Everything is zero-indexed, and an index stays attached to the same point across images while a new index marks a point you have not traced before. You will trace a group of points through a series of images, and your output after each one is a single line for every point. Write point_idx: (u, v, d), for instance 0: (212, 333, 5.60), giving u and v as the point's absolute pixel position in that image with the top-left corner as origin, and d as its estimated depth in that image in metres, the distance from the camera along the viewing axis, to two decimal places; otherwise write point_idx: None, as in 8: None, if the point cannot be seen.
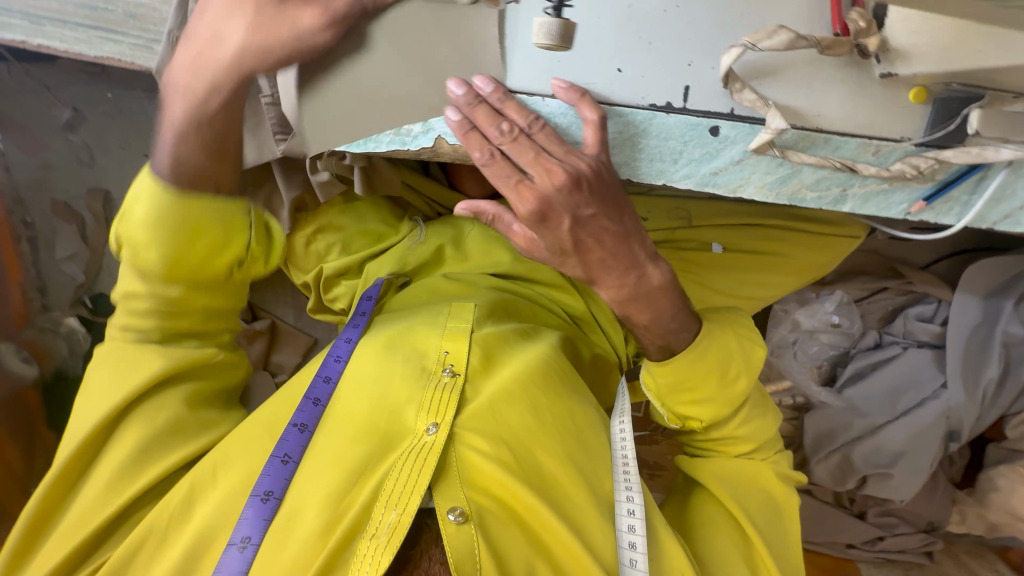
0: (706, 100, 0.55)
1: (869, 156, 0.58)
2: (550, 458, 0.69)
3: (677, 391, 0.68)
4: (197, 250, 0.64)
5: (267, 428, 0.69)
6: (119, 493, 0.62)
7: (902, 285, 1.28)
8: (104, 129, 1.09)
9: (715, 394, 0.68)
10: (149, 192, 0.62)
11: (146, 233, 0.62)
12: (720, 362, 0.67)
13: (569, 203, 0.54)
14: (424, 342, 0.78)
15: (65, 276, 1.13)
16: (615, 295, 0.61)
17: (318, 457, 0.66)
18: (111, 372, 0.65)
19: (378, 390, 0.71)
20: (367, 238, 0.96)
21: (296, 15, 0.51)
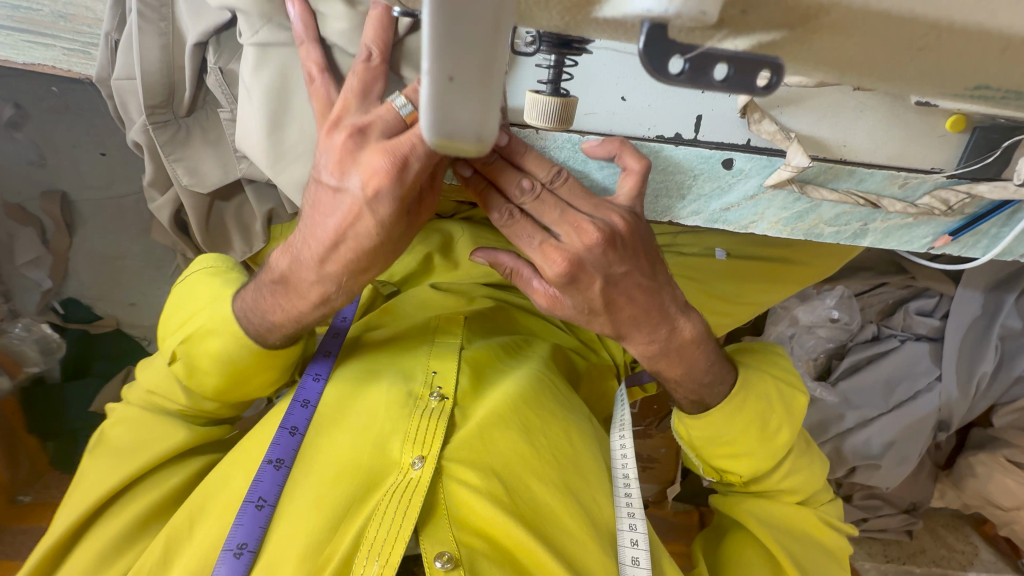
0: (720, 131, 0.52)
1: (895, 189, 0.53)
2: (544, 489, 0.65)
3: (716, 444, 0.70)
4: (244, 377, 0.65)
5: (242, 466, 0.65)
6: (120, 556, 0.62)
7: (904, 280, 1.23)
8: (53, 125, 0.98)
9: (754, 448, 0.69)
10: (219, 330, 0.62)
11: (213, 366, 0.64)
12: (759, 414, 0.68)
13: (604, 265, 0.49)
14: (411, 363, 0.74)
15: (29, 281, 1.06)
16: (645, 351, 0.60)
17: (294, 500, 0.61)
18: (130, 431, 0.69)
19: (361, 421, 0.67)
20: None
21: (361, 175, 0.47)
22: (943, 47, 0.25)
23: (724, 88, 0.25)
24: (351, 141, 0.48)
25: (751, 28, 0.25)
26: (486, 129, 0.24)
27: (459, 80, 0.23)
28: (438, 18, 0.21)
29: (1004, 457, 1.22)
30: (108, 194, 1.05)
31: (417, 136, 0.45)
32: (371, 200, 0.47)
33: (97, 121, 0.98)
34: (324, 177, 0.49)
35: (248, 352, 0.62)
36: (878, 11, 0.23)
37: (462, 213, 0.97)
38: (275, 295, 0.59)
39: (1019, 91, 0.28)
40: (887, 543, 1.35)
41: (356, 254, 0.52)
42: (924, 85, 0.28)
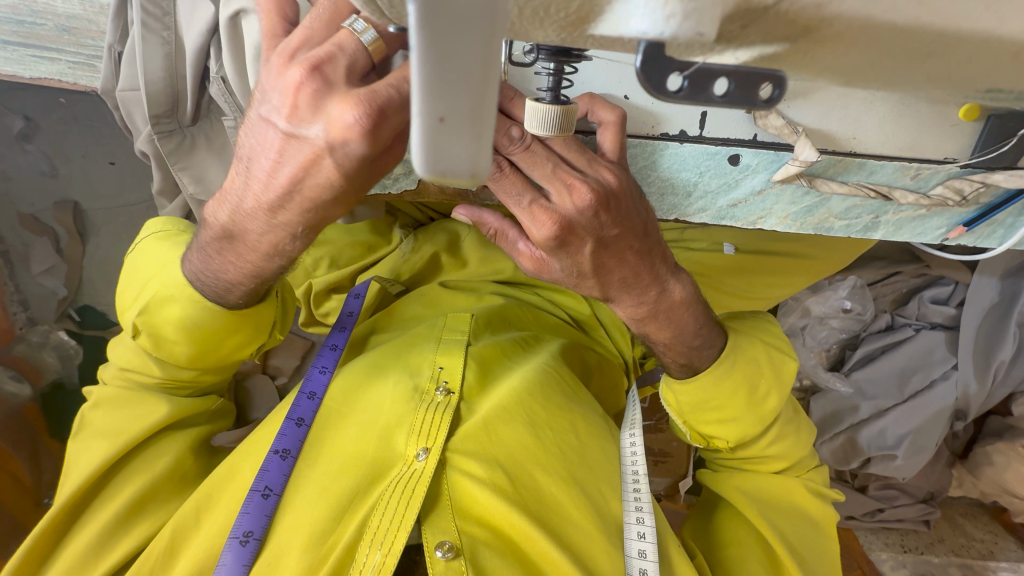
0: (726, 127, 0.51)
1: (906, 180, 0.53)
2: (549, 480, 0.65)
3: (702, 409, 0.69)
4: (216, 340, 0.66)
5: (251, 457, 0.66)
6: (121, 534, 0.64)
7: (918, 268, 1.21)
8: (63, 137, 0.99)
9: (743, 412, 0.68)
10: (179, 293, 0.63)
11: (178, 330, 0.64)
12: (748, 380, 0.68)
13: (597, 223, 0.48)
14: (416, 358, 0.74)
15: (45, 289, 1.08)
16: (634, 313, 0.60)
17: (300, 492, 0.62)
18: (112, 413, 0.69)
19: (368, 416, 0.68)
20: (358, 250, 0.93)
21: (332, 121, 0.43)
22: (952, 53, 0.24)
23: (723, 102, 0.27)
24: (311, 81, 0.43)
25: (750, 41, 0.23)
26: (480, 163, 0.23)
27: (450, 120, 0.22)
28: (426, 59, 0.20)
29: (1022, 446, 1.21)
30: (119, 203, 1.06)
31: (386, 88, 0.41)
32: (333, 151, 0.44)
33: (106, 130, 0.99)
34: (274, 121, 0.45)
35: (213, 314, 0.64)
36: (883, 23, 0.22)
37: None
38: (223, 250, 0.58)
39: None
40: (904, 532, 1.34)
41: (313, 205, 0.50)
42: (938, 85, 0.27)
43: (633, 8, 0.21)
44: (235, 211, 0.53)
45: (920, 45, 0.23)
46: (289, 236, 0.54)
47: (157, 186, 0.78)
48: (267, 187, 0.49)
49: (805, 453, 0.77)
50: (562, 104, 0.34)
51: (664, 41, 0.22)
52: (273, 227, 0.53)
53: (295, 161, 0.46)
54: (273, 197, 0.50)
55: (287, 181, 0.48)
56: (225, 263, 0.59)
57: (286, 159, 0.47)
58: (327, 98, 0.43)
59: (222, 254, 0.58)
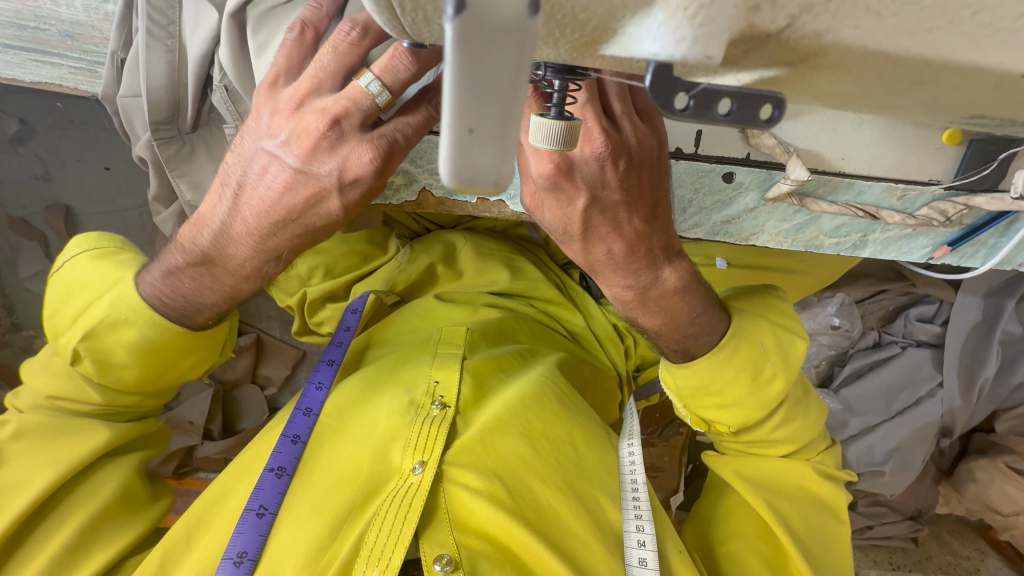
0: (720, 146, 0.53)
1: (894, 200, 0.54)
2: (547, 490, 0.65)
3: (703, 394, 0.67)
4: (171, 361, 0.66)
5: (242, 478, 0.66)
6: (72, 567, 0.60)
7: (904, 286, 1.23)
8: (59, 142, 0.98)
9: (743, 397, 0.66)
10: (133, 318, 0.62)
11: (129, 355, 0.64)
12: (752, 362, 0.65)
13: (589, 177, 0.49)
14: (412, 374, 0.74)
15: (32, 294, 1.09)
16: (620, 295, 0.60)
17: (294, 509, 0.61)
18: (44, 442, 0.65)
19: (363, 431, 0.67)
20: (351, 260, 0.91)
21: (348, 162, 0.50)
22: (938, 82, 0.25)
23: (726, 122, 0.26)
24: (329, 130, 0.49)
25: (752, 64, 0.25)
26: (504, 173, 0.23)
27: (479, 131, 0.22)
28: (458, 72, 0.21)
29: (1005, 464, 1.23)
30: (113, 208, 1.04)
31: (393, 135, 0.49)
32: (345, 187, 0.52)
33: (101, 136, 0.98)
34: (287, 157, 0.51)
35: (168, 333, 0.63)
36: (875, 51, 0.23)
37: (464, 223, 0.99)
38: (195, 269, 0.60)
39: (1011, 120, 0.29)
40: (892, 550, 1.35)
41: (303, 233, 0.56)
42: (925, 111, 0.29)
43: (647, 30, 0.22)
44: (219, 223, 0.57)
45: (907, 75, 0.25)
46: (261, 259, 0.58)
47: (154, 192, 0.78)
48: (262, 211, 0.54)
49: (814, 435, 0.76)
50: (567, 121, 0.34)
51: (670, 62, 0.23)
52: (256, 253, 0.58)
53: (298, 194, 0.52)
54: (264, 223, 0.55)
55: (288, 209, 0.53)
56: (191, 286, 0.61)
57: (290, 193, 0.52)
58: (337, 142, 0.49)
59: (189, 271, 0.60)
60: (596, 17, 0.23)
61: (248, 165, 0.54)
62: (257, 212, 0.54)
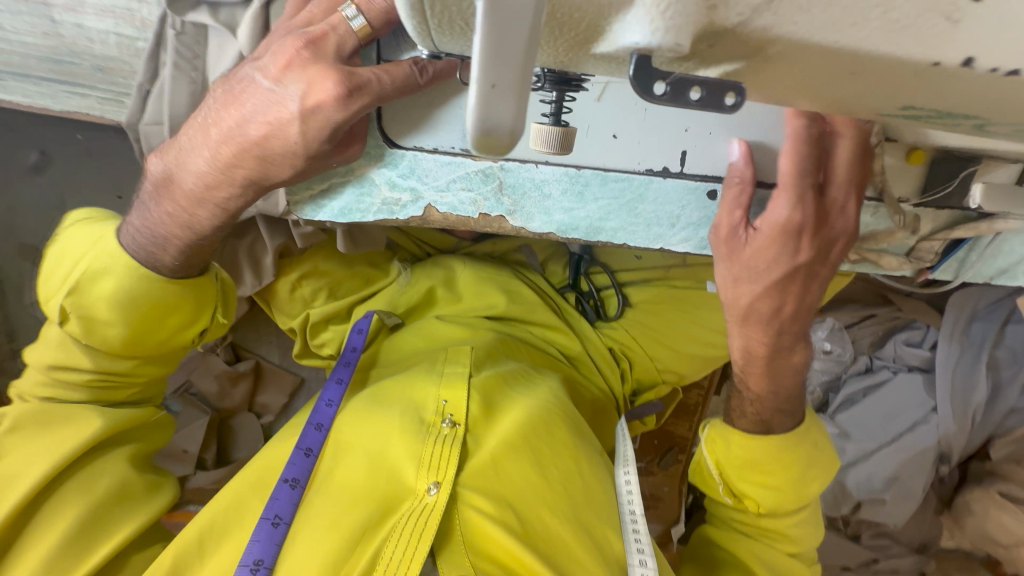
0: (702, 165, 0.57)
1: (866, 216, 0.59)
2: (556, 519, 0.65)
3: (749, 468, 0.72)
4: (160, 317, 0.68)
5: (257, 488, 0.66)
6: (78, 556, 0.59)
7: (892, 312, 1.27)
8: (77, 171, 1.02)
9: (784, 482, 0.71)
10: (119, 269, 0.65)
11: (111, 308, 0.65)
12: (804, 453, 0.72)
13: (824, 240, 0.57)
14: (421, 392, 0.75)
15: (35, 320, 1.08)
16: (748, 347, 0.67)
17: (310, 520, 0.62)
18: (41, 430, 0.65)
19: (376, 447, 0.68)
20: (355, 282, 0.94)
21: (310, 89, 0.50)
22: (870, 72, 0.29)
23: (697, 106, 0.31)
24: (306, 49, 0.50)
25: (718, 58, 0.29)
26: (520, 123, 0.27)
27: (499, 87, 0.26)
28: (487, 37, 0.24)
29: (997, 492, 1.23)
30: None
31: (370, 72, 0.50)
32: (311, 112, 0.51)
33: (115, 166, 1.02)
34: (263, 77, 0.52)
35: (152, 281, 0.66)
36: (815, 42, 0.27)
37: (463, 247, 0.99)
38: (159, 198, 0.63)
39: (944, 111, 0.33)
40: None
41: (257, 164, 0.56)
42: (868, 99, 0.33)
43: (629, 23, 0.26)
44: (190, 150, 0.59)
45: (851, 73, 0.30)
46: (220, 188, 0.60)
47: None
48: (224, 135, 0.55)
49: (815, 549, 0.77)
50: (562, 126, 0.38)
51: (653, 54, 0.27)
52: (216, 182, 0.59)
53: (263, 118, 0.53)
54: (225, 146, 0.56)
55: (253, 138, 0.54)
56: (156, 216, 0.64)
57: (254, 118, 0.53)
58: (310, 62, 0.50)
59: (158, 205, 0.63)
60: (588, 17, 0.27)
61: (231, 84, 0.55)
62: (220, 135, 0.56)
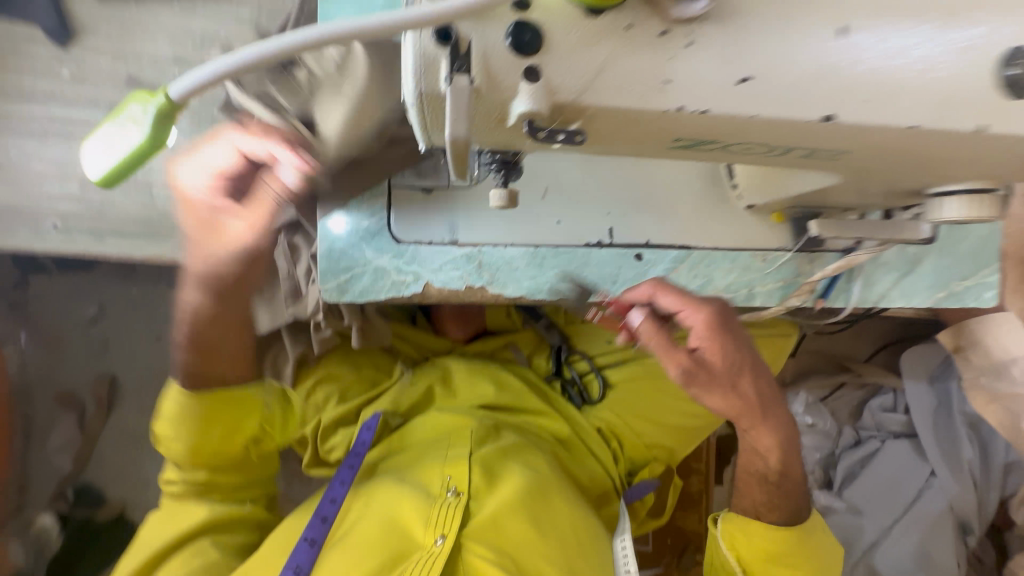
0: (627, 236, 0.73)
1: (760, 262, 0.75)
2: (548, 566, 0.73)
3: (739, 514, 0.79)
4: (210, 425, 0.79)
5: (278, 548, 0.76)
6: None
7: (856, 379, 1.36)
8: (128, 322, 1.19)
9: (773, 529, 0.76)
10: (174, 393, 0.79)
11: (169, 423, 0.78)
12: (790, 508, 0.77)
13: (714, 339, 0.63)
14: (428, 470, 0.81)
15: (51, 467, 1.14)
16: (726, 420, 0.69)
17: (331, 568, 0.71)
18: (161, 522, 0.81)
19: (390, 510, 0.76)
20: (361, 385, 1.03)
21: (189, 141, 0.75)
22: None
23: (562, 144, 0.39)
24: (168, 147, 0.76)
25: None
26: (458, 130, 0.36)
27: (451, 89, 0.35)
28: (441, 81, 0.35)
29: None
30: (151, 374, 1.19)
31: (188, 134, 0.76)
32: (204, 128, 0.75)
33: (157, 314, 1.20)
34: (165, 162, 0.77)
35: (188, 399, 0.77)
36: None
37: (458, 348, 1.12)
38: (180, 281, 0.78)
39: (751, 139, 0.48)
40: None
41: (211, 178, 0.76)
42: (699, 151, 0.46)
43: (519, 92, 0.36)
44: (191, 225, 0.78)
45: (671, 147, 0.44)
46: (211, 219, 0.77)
47: None
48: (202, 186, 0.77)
49: None
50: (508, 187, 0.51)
51: (537, 120, 0.37)
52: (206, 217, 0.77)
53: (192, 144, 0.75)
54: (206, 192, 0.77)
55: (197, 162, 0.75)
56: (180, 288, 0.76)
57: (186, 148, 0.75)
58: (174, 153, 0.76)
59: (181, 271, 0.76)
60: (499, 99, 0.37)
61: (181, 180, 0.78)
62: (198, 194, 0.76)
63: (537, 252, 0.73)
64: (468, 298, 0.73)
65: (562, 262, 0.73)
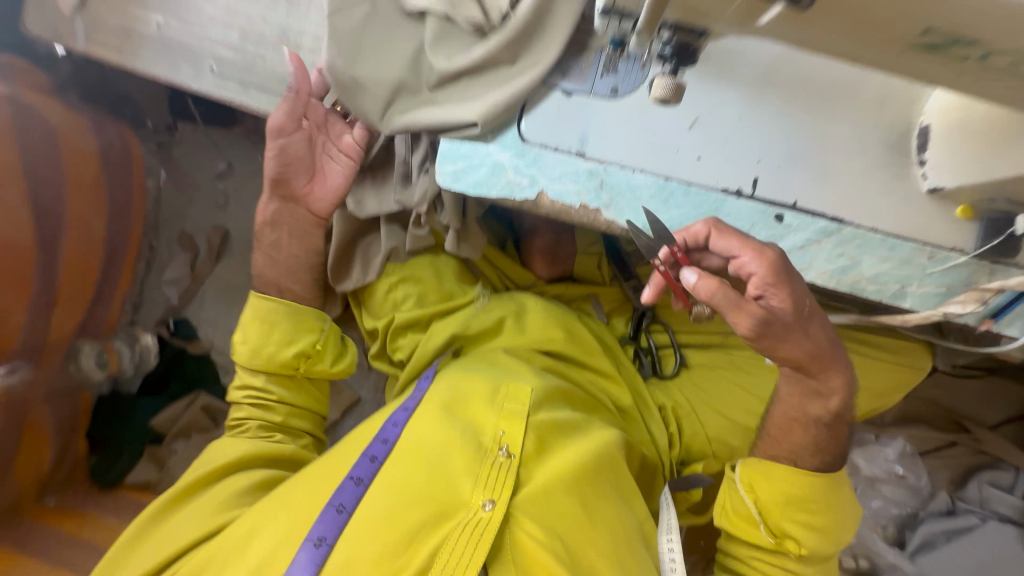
0: (772, 192, 0.65)
1: (925, 259, 0.63)
2: (602, 559, 0.64)
3: (786, 503, 0.72)
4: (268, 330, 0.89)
5: (325, 479, 0.68)
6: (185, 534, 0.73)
7: (971, 441, 1.19)
8: (249, 183, 1.31)
9: (825, 519, 0.72)
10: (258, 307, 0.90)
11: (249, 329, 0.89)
12: (819, 491, 0.71)
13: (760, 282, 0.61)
14: (480, 415, 0.73)
15: (162, 297, 1.30)
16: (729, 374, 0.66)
17: (372, 508, 0.63)
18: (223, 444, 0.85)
19: (435, 457, 0.67)
20: (440, 296, 0.98)
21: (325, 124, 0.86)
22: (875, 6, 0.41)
23: None
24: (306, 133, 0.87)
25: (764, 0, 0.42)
26: None
27: None
28: None
29: None
30: (257, 237, 1.31)
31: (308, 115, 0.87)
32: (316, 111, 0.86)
33: None
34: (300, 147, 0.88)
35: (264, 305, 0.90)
36: None
37: (539, 287, 1.06)
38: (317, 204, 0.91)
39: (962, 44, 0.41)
40: None
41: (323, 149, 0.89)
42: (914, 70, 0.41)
43: None
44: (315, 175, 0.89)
45: (900, 29, 0.42)
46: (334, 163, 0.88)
47: None
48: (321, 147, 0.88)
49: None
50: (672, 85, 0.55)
51: None
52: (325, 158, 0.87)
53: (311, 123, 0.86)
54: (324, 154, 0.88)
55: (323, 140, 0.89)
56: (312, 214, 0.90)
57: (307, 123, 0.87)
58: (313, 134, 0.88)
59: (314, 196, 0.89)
60: None
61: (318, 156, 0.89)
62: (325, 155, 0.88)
63: (666, 185, 0.66)
64: (579, 220, 0.68)
65: (689, 204, 0.66)
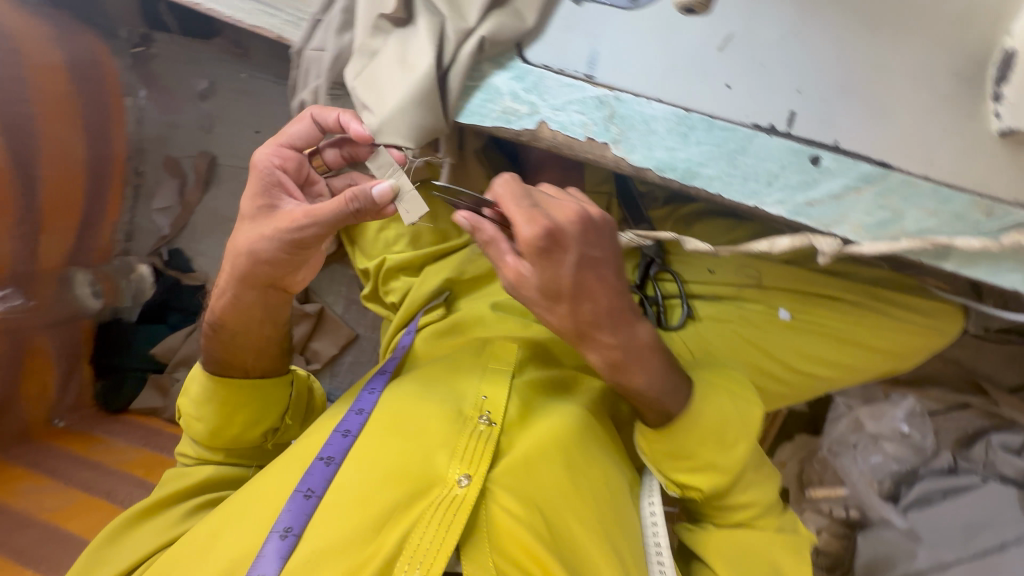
0: (811, 127, 0.55)
1: (980, 215, 0.54)
2: (584, 532, 0.61)
3: (675, 456, 0.65)
4: (232, 413, 0.74)
5: (298, 458, 0.65)
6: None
7: (986, 404, 1.15)
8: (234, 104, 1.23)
9: (717, 458, 0.64)
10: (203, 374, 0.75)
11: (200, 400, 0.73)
12: (718, 426, 0.64)
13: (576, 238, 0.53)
14: (462, 382, 0.70)
15: (152, 224, 1.24)
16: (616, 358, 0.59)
17: (345, 490, 0.59)
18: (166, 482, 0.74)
19: (413, 427, 0.64)
20: (434, 236, 0.93)
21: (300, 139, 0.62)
22: None
23: None
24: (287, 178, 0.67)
25: None
26: None
27: None
28: None
29: None
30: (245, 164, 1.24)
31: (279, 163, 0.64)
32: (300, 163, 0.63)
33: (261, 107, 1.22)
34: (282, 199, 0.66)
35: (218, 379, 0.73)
36: None
37: None
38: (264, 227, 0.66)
39: None
40: None
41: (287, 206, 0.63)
42: None
43: None
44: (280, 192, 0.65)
45: None
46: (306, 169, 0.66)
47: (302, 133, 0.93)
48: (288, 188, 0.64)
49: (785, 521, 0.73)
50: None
51: None
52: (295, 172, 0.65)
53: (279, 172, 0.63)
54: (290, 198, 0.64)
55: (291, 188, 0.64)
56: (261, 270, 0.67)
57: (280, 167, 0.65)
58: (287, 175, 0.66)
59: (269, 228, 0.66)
60: None
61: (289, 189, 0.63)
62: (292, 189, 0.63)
63: (686, 117, 0.57)
64: (580, 154, 0.60)
65: (710, 142, 0.57)
